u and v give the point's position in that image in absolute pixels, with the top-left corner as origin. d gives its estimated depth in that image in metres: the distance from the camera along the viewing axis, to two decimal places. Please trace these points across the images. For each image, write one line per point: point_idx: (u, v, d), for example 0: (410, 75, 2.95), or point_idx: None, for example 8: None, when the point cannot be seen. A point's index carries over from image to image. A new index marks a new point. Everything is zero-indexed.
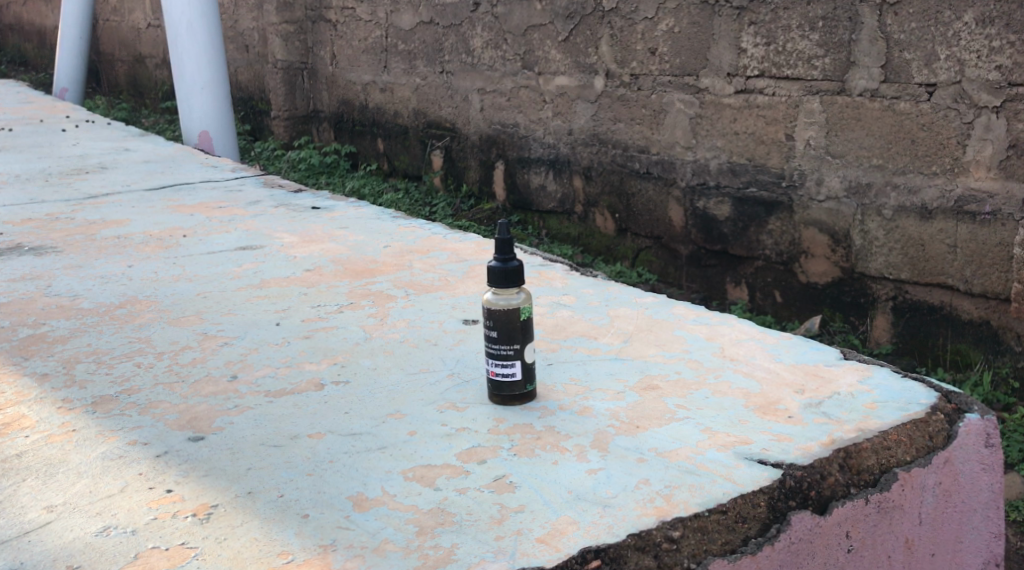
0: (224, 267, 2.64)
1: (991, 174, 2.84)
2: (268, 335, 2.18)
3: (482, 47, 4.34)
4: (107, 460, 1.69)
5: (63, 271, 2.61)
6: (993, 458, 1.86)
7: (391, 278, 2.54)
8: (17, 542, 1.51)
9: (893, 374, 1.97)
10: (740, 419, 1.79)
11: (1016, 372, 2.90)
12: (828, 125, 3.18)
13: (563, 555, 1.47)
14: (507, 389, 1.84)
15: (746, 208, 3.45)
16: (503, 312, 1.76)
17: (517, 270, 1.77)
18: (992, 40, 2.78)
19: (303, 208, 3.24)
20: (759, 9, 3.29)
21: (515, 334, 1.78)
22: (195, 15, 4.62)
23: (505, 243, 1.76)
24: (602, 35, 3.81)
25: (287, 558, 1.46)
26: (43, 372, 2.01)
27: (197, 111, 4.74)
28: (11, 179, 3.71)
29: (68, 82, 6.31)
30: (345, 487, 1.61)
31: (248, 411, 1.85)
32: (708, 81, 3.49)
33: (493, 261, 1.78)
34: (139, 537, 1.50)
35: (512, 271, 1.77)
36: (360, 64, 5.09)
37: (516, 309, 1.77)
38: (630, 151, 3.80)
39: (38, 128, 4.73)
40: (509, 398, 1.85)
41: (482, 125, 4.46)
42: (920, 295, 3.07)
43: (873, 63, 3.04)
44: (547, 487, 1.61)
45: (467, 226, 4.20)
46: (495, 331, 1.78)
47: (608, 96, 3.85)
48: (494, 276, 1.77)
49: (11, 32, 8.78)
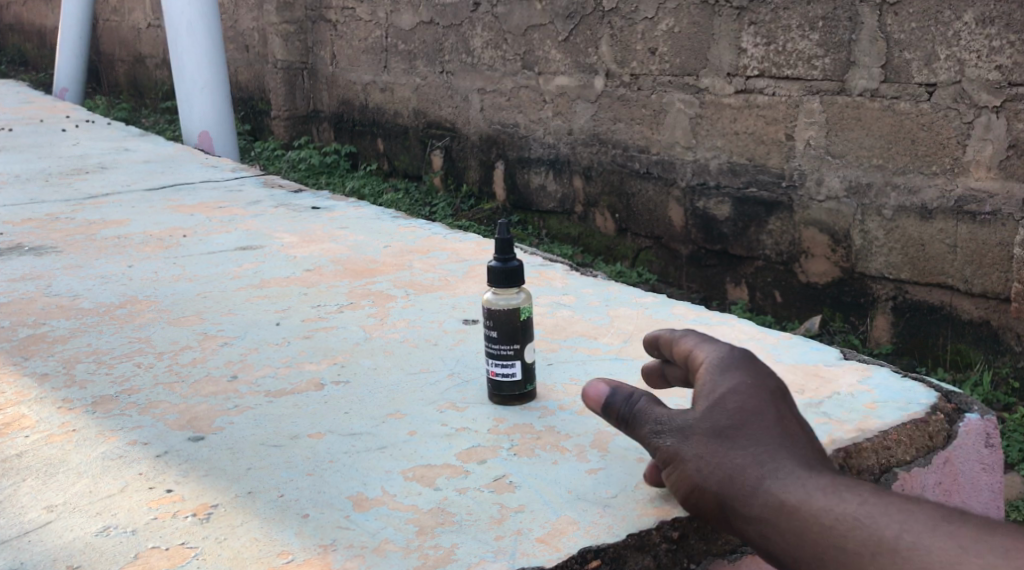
0: (224, 267, 2.64)
1: (991, 174, 2.84)
2: (268, 335, 2.18)
3: (482, 47, 4.34)
4: (107, 460, 1.69)
5: (63, 271, 2.61)
6: (993, 458, 1.87)
7: (390, 278, 2.54)
8: (17, 542, 1.51)
9: (893, 374, 1.97)
10: None
11: (1016, 372, 2.89)
12: (828, 125, 3.18)
13: (563, 555, 1.47)
14: (507, 389, 1.84)
15: (746, 208, 3.45)
16: (503, 312, 1.76)
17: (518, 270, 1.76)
18: (993, 40, 2.78)
19: (303, 209, 3.24)
20: (759, 8, 3.29)
21: (516, 334, 1.78)
22: (195, 16, 4.62)
23: (506, 243, 1.75)
24: (602, 35, 3.81)
25: (286, 558, 1.46)
26: (43, 372, 2.00)
27: (197, 111, 4.74)
28: (11, 179, 3.71)
29: (68, 82, 6.31)
30: (345, 487, 1.61)
31: (248, 411, 1.84)
32: (708, 81, 3.49)
33: (493, 261, 1.78)
34: (139, 537, 1.50)
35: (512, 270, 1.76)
36: (360, 64, 5.09)
37: (516, 309, 1.77)
38: (630, 151, 3.80)
39: (39, 129, 4.72)
40: (509, 398, 1.85)
41: (482, 125, 4.46)
42: (920, 295, 3.07)
43: (873, 64, 3.04)
44: (547, 487, 1.61)
45: (467, 226, 4.20)
46: (495, 330, 1.78)
47: (608, 96, 3.85)
48: (494, 276, 1.77)
49: (12, 32, 8.77)
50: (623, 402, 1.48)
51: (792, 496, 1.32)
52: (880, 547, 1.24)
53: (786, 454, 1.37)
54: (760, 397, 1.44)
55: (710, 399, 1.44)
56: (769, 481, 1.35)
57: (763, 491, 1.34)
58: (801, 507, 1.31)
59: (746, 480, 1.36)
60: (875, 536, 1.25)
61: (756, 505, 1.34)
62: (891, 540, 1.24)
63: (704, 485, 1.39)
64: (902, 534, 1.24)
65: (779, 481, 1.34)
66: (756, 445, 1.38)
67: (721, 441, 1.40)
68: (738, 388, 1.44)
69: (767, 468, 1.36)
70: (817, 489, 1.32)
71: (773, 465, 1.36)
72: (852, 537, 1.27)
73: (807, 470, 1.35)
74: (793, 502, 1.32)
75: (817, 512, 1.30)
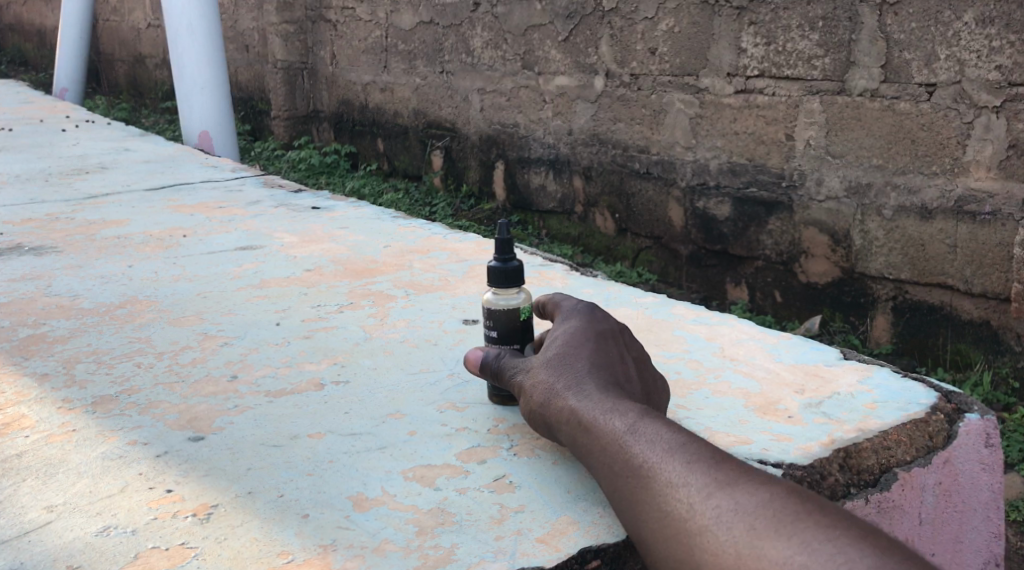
0: (223, 267, 2.64)
1: (991, 174, 2.84)
2: (268, 335, 2.18)
3: (482, 47, 4.34)
4: (107, 460, 1.69)
5: (63, 271, 2.61)
6: (993, 458, 1.86)
7: (391, 278, 2.54)
8: (17, 541, 1.51)
9: (893, 374, 1.97)
10: (740, 419, 1.79)
11: (1016, 372, 2.89)
12: (828, 125, 3.18)
13: (563, 555, 1.48)
14: (508, 389, 1.84)
15: (746, 208, 3.45)
16: (502, 312, 1.77)
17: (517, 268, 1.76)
18: (992, 40, 2.78)
19: (303, 209, 3.24)
20: (760, 8, 3.28)
21: (515, 334, 1.79)
22: (195, 15, 4.62)
23: (505, 244, 1.76)
24: (602, 35, 3.81)
25: (286, 558, 1.46)
26: (43, 372, 2.00)
27: (197, 111, 4.73)
28: (11, 179, 3.71)
29: (68, 82, 6.31)
30: (345, 487, 1.61)
31: (248, 411, 1.85)
32: (708, 81, 3.49)
33: (493, 261, 1.78)
34: (139, 537, 1.50)
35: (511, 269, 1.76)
36: (360, 64, 5.09)
37: (516, 308, 1.78)
38: (630, 151, 3.80)
39: (39, 129, 4.72)
40: (511, 397, 1.85)
41: (482, 125, 4.45)
42: (920, 295, 3.07)
43: (873, 64, 3.04)
44: (547, 487, 1.62)
45: (467, 226, 4.20)
46: (494, 331, 1.79)
47: (608, 96, 3.84)
48: (494, 277, 1.77)
49: (12, 32, 8.77)
50: (494, 351, 1.79)
51: (586, 415, 1.59)
52: (636, 468, 1.49)
53: (593, 380, 1.64)
54: (590, 340, 1.72)
55: (553, 341, 1.74)
56: (571, 400, 1.62)
57: (564, 409, 1.62)
58: (588, 425, 1.57)
59: (557, 400, 1.64)
60: (631, 457, 1.50)
61: (560, 420, 1.62)
62: (640, 463, 1.49)
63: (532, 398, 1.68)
64: (650, 457, 1.49)
65: (577, 401, 1.61)
66: (573, 372, 1.66)
67: (547, 368, 1.69)
68: (573, 334, 1.73)
69: (573, 390, 1.64)
70: (602, 410, 1.58)
71: (578, 388, 1.63)
72: (617, 454, 1.52)
73: (602, 393, 1.62)
74: (585, 421, 1.58)
75: (597, 430, 1.56)
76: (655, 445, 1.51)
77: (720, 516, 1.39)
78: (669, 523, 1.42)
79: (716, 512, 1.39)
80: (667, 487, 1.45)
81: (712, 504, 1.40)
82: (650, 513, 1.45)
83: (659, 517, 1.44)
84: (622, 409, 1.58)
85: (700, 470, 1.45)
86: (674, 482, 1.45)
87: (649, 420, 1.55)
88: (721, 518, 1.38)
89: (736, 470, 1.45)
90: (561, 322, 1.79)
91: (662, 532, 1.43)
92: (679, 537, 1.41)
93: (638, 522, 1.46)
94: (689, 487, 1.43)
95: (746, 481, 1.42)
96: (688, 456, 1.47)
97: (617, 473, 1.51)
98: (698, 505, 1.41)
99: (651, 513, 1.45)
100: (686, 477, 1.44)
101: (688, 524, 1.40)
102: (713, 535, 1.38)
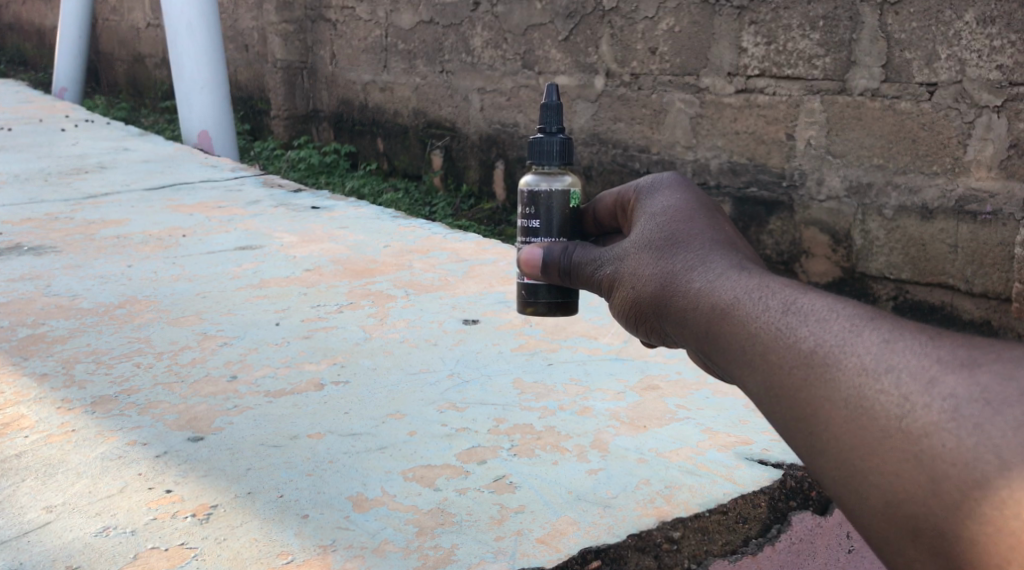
0: (223, 267, 2.63)
1: (992, 174, 2.85)
2: (268, 335, 2.17)
3: (482, 46, 4.33)
4: (107, 461, 1.68)
5: (63, 271, 2.60)
6: None
7: (390, 278, 2.54)
8: (17, 542, 1.50)
9: None
10: (740, 419, 1.84)
11: None
12: (828, 125, 3.17)
13: (563, 555, 1.48)
14: (545, 295, 1.68)
15: (746, 208, 3.42)
16: (552, 196, 1.63)
17: (566, 143, 1.64)
18: (993, 40, 2.79)
19: (303, 208, 3.24)
20: (760, 8, 3.27)
21: (560, 222, 1.64)
22: (195, 16, 4.63)
23: (556, 110, 1.64)
24: (602, 35, 3.78)
25: (286, 558, 1.46)
26: (42, 372, 1.99)
27: (197, 110, 4.71)
28: (10, 179, 3.69)
29: (67, 81, 6.30)
30: (345, 487, 1.61)
31: (247, 411, 1.84)
32: (708, 81, 3.47)
33: (537, 134, 1.65)
34: (139, 538, 1.50)
35: (561, 143, 1.64)
36: (360, 63, 5.07)
37: (563, 193, 1.64)
38: (631, 152, 3.75)
39: (39, 129, 4.70)
40: (550, 304, 1.69)
41: (482, 125, 4.44)
42: (920, 295, 3.06)
43: (874, 63, 3.03)
44: (547, 487, 1.61)
45: (467, 226, 4.16)
46: (536, 221, 1.64)
47: (608, 96, 3.80)
48: (542, 150, 1.64)
49: (11, 31, 8.71)
50: (559, 251, 1.53)
51: (723, 296, 1.22)
52: (807, 355, 1.11)
53: (722, 258, 1.29)
54: (696, 216, 1.39)
55: (652, 219, 1.41)
56: (697, 283, 1.27)
57: (689, 295, 1.27)
58: (725, 306, 1.21)
59: (679, 286, 1.29)
60: (798, 342, 1.12)
61: (686, 308, 1.27)
62: (814, 349, 1.11)
63: (647, 296, 1.34)
64: (829, 341, 1.10)
65: (710, 283, 1.26)
66: (692, 252, 1.32)
67: (660, 258, 1.35)
68: (677, 211, 1.40)
69: (697, 271, 1.29)
70: (746, 287, 1.21)
71: (705, 267, 1.29)
72: (771, 345, 1.14)
73: (739, 270, 1.26)
74: (724, 302, 1.22)
75: (741, 311, 1.19)
76: (826, 324, 1.12)
77: (962, 411, 1.00)
78: (871, 423, 1.05)
79: (951, 405, 1.01)
80: (860, 377, 1.07)
81: (942, 394, 1.02)
82: (839, 415, 1.07)
83: (855, 417, 1.06)
84: (772, 282, 1.20)
85: (910, 347, 1.06)
86: (872, 369, 1.06)
87: (809, 291, 1.17)
88: (947, 420, 1.01)
89: (963, 342, 1.06)
90: (650, 197, 1.47)
91: (862, 439, 1.05)
92: (892, 442, 1.03)
93: (818, 425, 1.08)
94: (900, 373, 1.05)
95: (989, 357, 1.03)
96: (887, 331, 1.08)
97: (777, 366, 1.13)
98: (920, 398, 1.03)
99: (841, 412, 1.07)
100: (892, 359, 1.06)
101: (907, 425, 1.02)
102: (953, 437, 1.00)
